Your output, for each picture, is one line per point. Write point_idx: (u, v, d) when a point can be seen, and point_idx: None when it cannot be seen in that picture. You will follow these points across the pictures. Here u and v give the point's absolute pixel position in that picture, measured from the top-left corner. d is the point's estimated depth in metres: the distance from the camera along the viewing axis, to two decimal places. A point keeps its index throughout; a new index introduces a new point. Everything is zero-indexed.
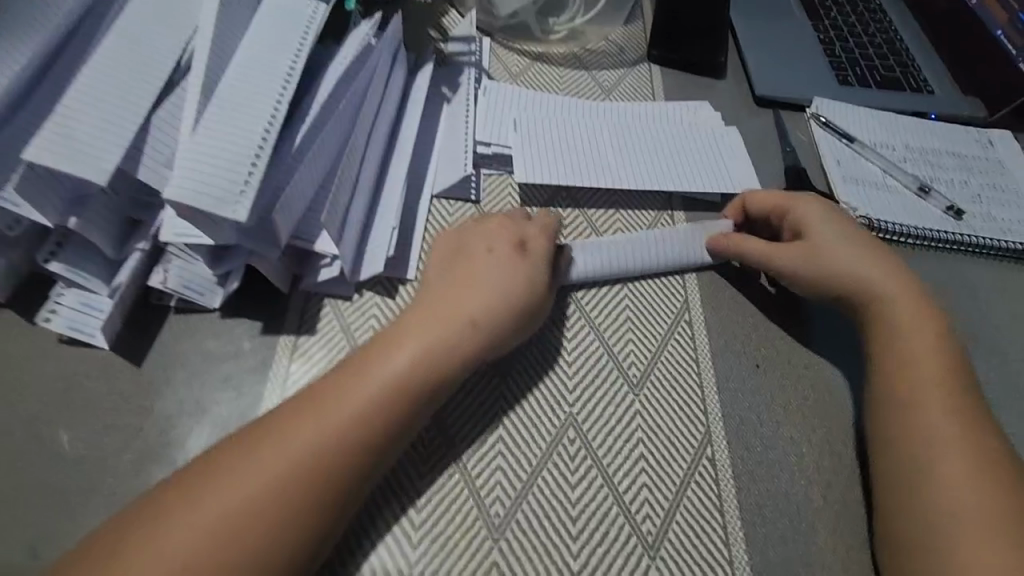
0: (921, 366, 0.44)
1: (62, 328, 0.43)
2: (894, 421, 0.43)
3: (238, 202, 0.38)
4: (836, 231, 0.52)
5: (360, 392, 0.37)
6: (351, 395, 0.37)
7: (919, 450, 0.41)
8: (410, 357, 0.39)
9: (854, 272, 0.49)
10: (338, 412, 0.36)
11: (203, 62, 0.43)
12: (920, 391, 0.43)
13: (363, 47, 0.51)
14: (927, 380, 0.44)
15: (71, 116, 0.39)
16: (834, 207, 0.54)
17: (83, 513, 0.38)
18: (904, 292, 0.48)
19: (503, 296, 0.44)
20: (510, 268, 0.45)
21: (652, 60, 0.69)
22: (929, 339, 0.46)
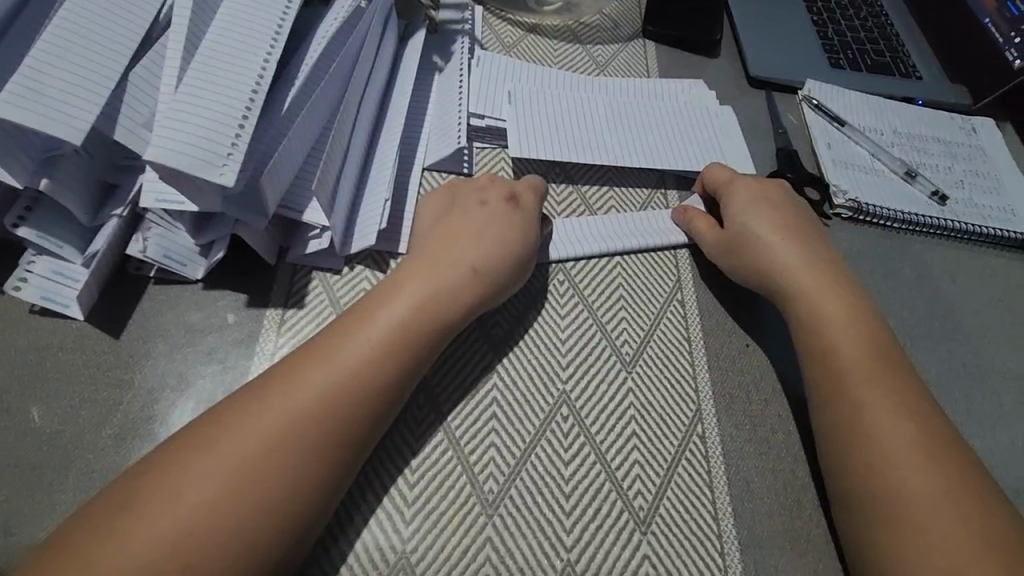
0: (849, 353, 0.43)
1: (33, 298, 0.40)
2: (833, 418, 0.42)
3: (225, 165, 0.36)
4: (771, 214, 0.51)
5: (350, 355, 0.37)
6: (342, 359, 0.36)
7: (862, 444, 0.40)
8: (402, 311, 0.39)
9: (788, 262, 0.48)
10: (329, 376, 0.36)
11: (183, 16, 0.40)
12: (855, 383, 0.42)
13: (353, 8, 0.49)
14: (856, 360, 0.43)
15: (40, 69, 0.36)
16: (771, 191, 0.53)
17: (60, 490, 0.36)
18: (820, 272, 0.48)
19: (495, 256, 0.44)
20: (501, 220, 0.46)
21: (647, 36, 0.68)
22: (844, 318, 0.45)
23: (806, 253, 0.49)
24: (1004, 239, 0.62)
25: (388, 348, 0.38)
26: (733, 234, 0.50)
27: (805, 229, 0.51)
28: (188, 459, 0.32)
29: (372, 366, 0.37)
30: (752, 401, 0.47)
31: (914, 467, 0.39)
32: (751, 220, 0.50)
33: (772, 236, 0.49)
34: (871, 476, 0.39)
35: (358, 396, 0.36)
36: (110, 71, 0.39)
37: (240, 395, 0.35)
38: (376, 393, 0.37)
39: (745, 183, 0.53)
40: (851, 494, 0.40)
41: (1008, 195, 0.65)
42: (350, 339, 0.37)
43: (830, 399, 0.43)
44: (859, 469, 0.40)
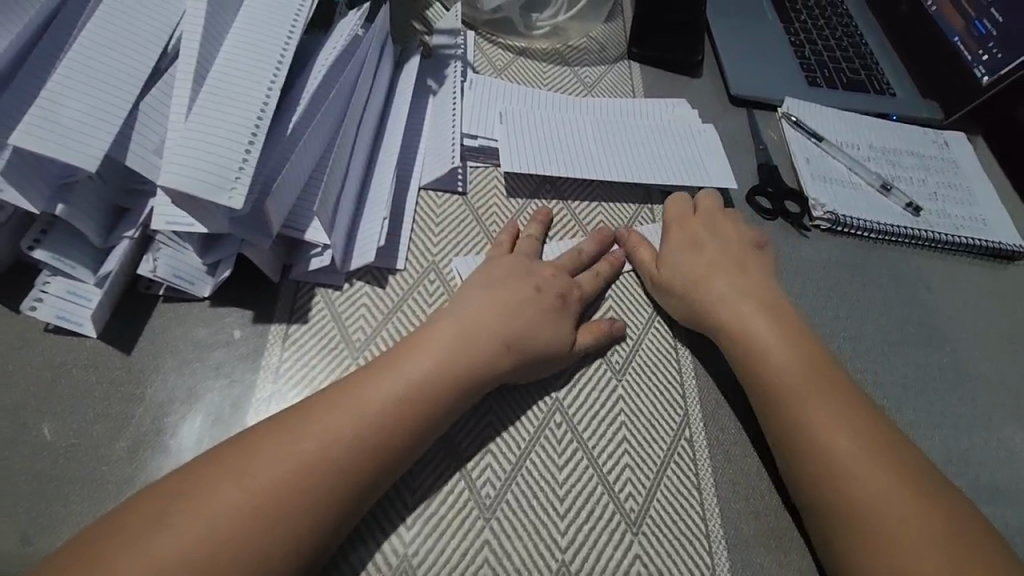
0: (796, 364, 0.46)
1: (49, 317, 0.42)
2: (785, 429, 0.44)
3: (234, 189, 0.38)
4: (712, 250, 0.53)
5: (386, 388, 0.39)
6: (376, 392, 0.38)
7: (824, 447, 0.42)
8: (432, 360, 0.40)
9: (729, 293, 0.50)
10: (365, 405, 0.38)
11: (193, 48, 0.42)
12: (811, 391, 0.44)
13: (351, 37, 0.51)
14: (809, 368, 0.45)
15: (57, 99, 0.39)
16: (715, 225, 0.56)
17: (76, 502, 0.38)
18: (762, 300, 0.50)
19: (522, 308, 0.45)
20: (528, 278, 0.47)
21: (632, 57, 0.71)
22: (787, 337, 0.47)
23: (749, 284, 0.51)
24: (974, 247, 0.65)
25: (427, 385, 0.40)
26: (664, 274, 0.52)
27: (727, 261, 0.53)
28: (219, 477, 0.34)
29: (411, 400, 0.39)
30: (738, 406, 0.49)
31: (876, 467, 0.41)
32: (678, 259, 0.53)
33: (714, 271, 0.51)
34: (834, 474, 0.41)
35: (387, 431, 0.38)
36: (123, 100, 0.41)
37: (275, 418, 0.37)
38: (413, 427, 0.39)
39: (676, 228, 0.55)
40: (811, 502, 0.42)
41: (978, 205, 0.68)
42: (390, 376, 0.39)
43: (772, 413, 0.45)
44: (824, 470, 0.41)
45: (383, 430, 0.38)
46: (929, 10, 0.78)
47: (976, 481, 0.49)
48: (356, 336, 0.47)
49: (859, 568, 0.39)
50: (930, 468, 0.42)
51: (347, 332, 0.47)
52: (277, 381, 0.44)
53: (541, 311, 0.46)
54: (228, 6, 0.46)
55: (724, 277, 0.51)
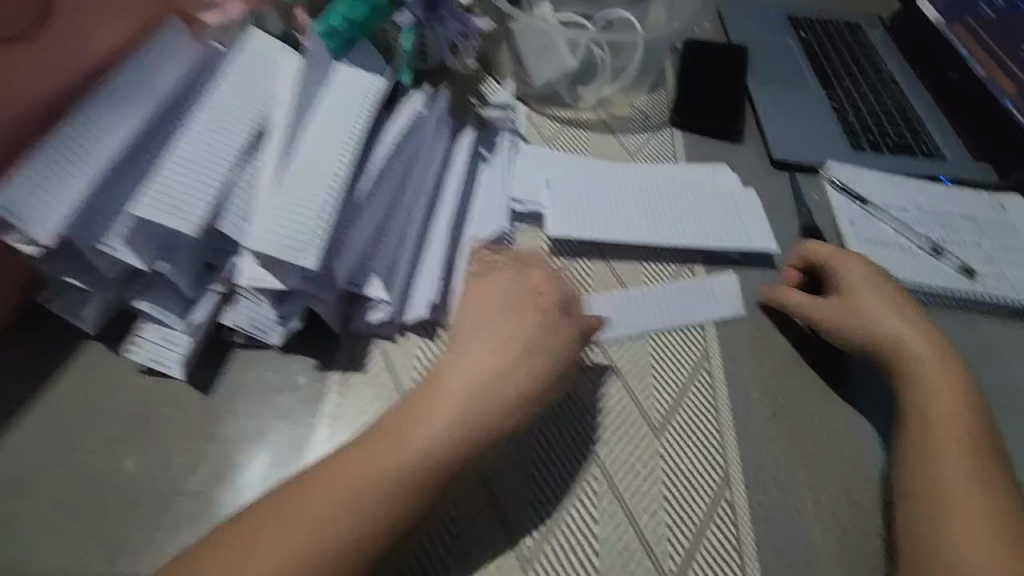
0: (947, 415, 0.47)
1: (144, 360, 0.48)
2: (912, 450, 0.46)
3: (312, 250, 0.44)
4: (882, 299, 0.54)
5: (416, 437, 0.40)
6: (408, 437, 0.40)
7: (937, 471, 0.44)
8: (475, 395, 0.42)
9: (889, 342, 0.51)
10: (399, 451, 0.40)
11: (279, 131, 0.49)
12: (940, 438, 0.46)
13: (414, 115, 0.58)
14: (947, 421, 0.47)
15: (170, 175, 0.46)
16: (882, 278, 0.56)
17: (155, 528, 0.42)
18: (924, 351, 0.50)
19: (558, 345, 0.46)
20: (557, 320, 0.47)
21: (674, 125, 0.75)
22: (943, 390, 0.48)
23: (915, 330, 0.52)
24: None
25: (454, 432, 0.41)
26: (847, 304, 0.54)
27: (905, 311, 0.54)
28: (282, 507, 0.38)
29: (434, 443, 0.40)
30: (803, 470, 0.49)
31: (980, 508, 0.42)
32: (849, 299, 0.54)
33: (882, 318, 0.53)
34: (938, 500, 0.43)
35: (429, 468, 0.40)
36: (220, 176, 0.48)
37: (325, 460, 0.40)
38: (438, 469, 0.40)
39: (853, 265, 0.56)
40: (905, 524, 0.44)
41: None
42: (418, 424, 0.41)
43: (905, 435, 0.47)
44: (931, 494, 0.44)
45: (413, 472, 0.39)
46: (978, 75, 0.79)
47: None
48: (408, 384, 0.50)
49: None
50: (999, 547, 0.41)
51: (400, 380, 0.51)
52: (335, 424, 0.48)
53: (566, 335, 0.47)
54: (312, 92, 0.53)
55: (886, 326, 0.52)
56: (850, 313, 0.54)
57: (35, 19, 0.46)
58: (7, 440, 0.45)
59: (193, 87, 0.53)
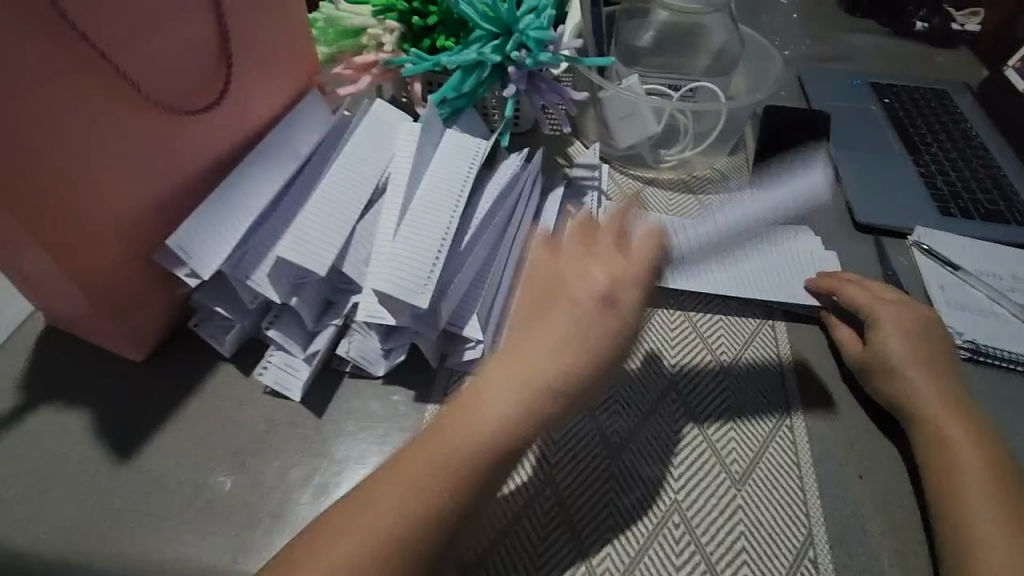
0: (969, 459, 0.47)
1: (269, 381, 0.54)
2: (945, 501, 0.46)
3: (423, 291, 0.50)
4: (910, 344, 0.55)
5: (459, 435, 0.41)
6: (455, 439, 0.41)
7: (973, 523, 0.44)
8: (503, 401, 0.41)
9: (920, 393, 0.52)
10: (437, 454, 0.40)
11: (400, 187, 0.57)
12: (972, 485, 0.46)
13: (514, 173, 0.63)
14: (969, 465, 0.47)
15: (312, 221, 0.54)
16: (913, 321, 0.57)
17: (272, 533, 0.47)
18: (936, 397, 0.51)
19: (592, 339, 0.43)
20: (592, 320, 0.44)
21: (754, 186, 0.78)
22: (964, 434, 0.49)
23: (940, 381, 0.53)
24: None
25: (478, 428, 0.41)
26: (871, 355, 0.55)
27: (935, 358, 0.55)
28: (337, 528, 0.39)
29: (483, 438, 0.40)
30: (891, 535, 0.48)
31: (1015, 549, 0.43)
32: (882, 341, 0.55)
33: (909, 366, 0.53)
34: (979, 553, 0.43)
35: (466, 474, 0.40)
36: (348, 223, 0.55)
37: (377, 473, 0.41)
38: (485, 464, 0.40)
39: (886, 309, 0.58)
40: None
41: None
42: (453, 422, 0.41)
43: (934, 485, 0.47)
44: (974, 549, 0.43)
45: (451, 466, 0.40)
46: None
47: None
48: None
49: None
50: None
51: None
52: None
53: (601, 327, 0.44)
54: (426, 153, 0.60)
55: (913, 375, 0.53)
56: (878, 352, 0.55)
57: (221, 84, 0.54)
58: (156, 443, 0.52)
59: (328, 147, 0.61)
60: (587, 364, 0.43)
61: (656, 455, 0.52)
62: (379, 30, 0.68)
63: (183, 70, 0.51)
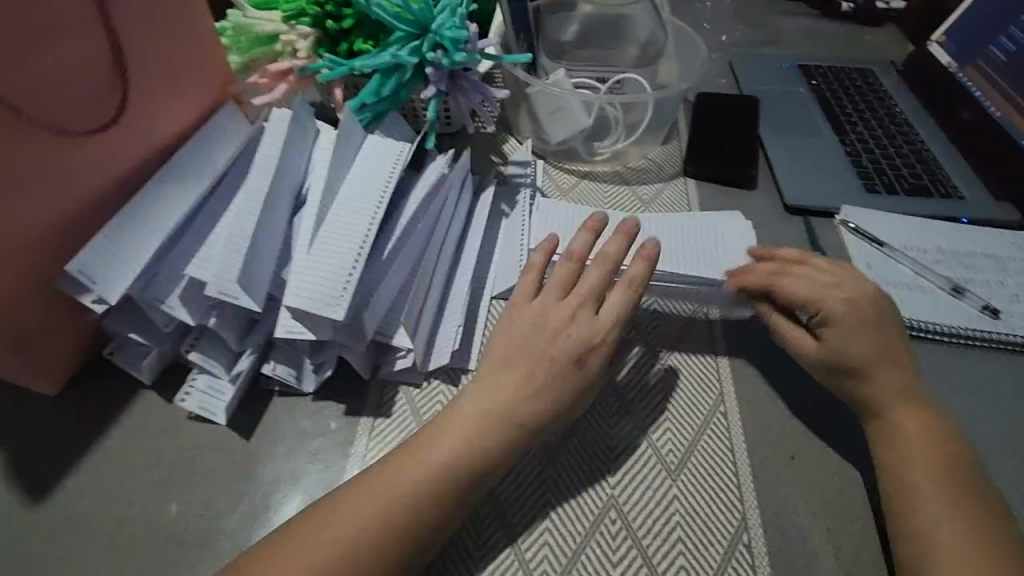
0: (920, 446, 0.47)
1: (192, 406, 0.52)
2: (896, 492, 0.46)
3: (338, 304, 0.48)
4: (870, 341, 0.52)
5: (422, 471, 0.44)
6: (401, 480, 0.43)
7: (916, 508, 0.45)
8: (453, 445, 0.45)
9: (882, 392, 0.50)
10: (416, 469, 0.44)
11: (319, 198, 0.55)
12: (919, 471, 0.46)
13: (439, 176, 0.62)
14: (918, 453, 0.47)
15: (231, 242, 0.50)
16: (874, 312, 0.53)
17: (196, 564, 0.45)
18: (894, 391, 0.50)
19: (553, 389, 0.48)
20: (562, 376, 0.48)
21: (687, 174, 0.78)
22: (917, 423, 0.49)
23: (898, 371, 0.51)
24: None
25: (476, 440, 0.45)
26: (830, 348, 0.52)
27: (887, 347, 0.52)
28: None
29: (453, 450, 0.45)
30: (823, 513, 0.49)
31: (957, 529, 0.43)
32: (846, 341, 0.52)
33: (873, 367, 0.51)
34: (926, 540, 0.43)
35: (420, 514, 0.43)
36: (275, 243, 0.53)
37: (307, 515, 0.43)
38: (438, 502, 0.43)
39: (845, 309, 0.53)
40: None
41: None
42: (450, 432, 0.46)
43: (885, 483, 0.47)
44: (919, 537, 0.44)
45: (465, 473, 0.45)
46: (993, 115, 0.80)
47: None
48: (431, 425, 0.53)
49: None
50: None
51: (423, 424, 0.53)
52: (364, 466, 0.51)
53: (557, 379, 0.48)
54: (347, 162, 0.59)
55: (877, 374, 0.51)
56: (838, 357, 0.52)
57: (119, 103, 0.52)
58: (74, 479, 0.50)
59: (244, 159, 0.59)
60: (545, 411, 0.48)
61: (590, 451, 0.52)
62: (292, 36, 0.67)
63: (78, 91, 0.48)
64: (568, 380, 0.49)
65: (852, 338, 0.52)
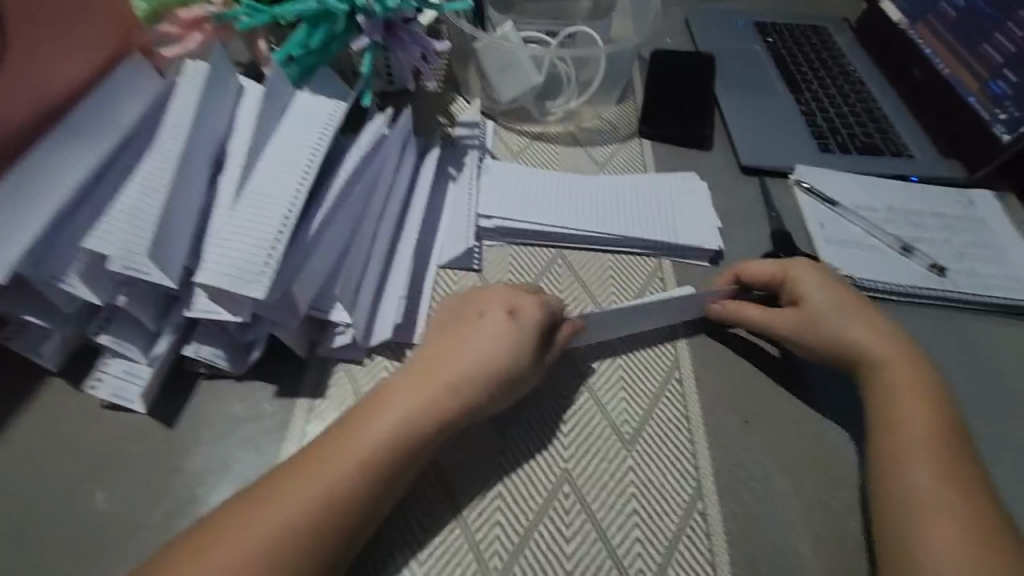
0: (905, 386, 0.48)
1: (106, 395, 0.48)
2: (876, 423, 0.47)
3: (258, 281, 0.43)
4: (831, 295, 0.53)
5: (361, 443, 0.41)
6: (339, 455, 0.40)
7: (897, 436, 0.46)
8: (400, 413, 0.42)
9: (861, 342, 0.50)
10: (360, 444, 0.41)
11: (240, 160, 0.50)
12: (902, 406, 0.47)
13: (377, 136, 0.57)
14: (897, 390, 0.48)
15: (138, 213, 0.45)
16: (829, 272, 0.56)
17: (114, 566, 0.41)
18: (879, 339, 0.50)
19: (500, 354, 0.46)
20: (499, 336, 0.47)
21: (642, 135, 0.75)
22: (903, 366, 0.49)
23: (878, 326, 0.51)
24: (1010, 307, 0.62)
25: (422, 410, 0.43)
26: (801, 311, 0.53)
27: (847, 299, 0.53)
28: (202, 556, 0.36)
29: (396, 428, 0.42)
30: (778, 477, 0.49)
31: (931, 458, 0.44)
32: (808, 293, 0.53)
33: (843, 317, 0.52)
34: (901, 466, 0.44)
35: (355, 493, 0.39)
36: (191, 212, 0.47)
37: (243, 496, 0.39)
38: (379, 478, 0.41)
39: (800, 268, 0.55)
40: (886, 571, 0.41)
41: (1012, 263, 0.66)
42: (394, 401, 0.43)
43: (875, 442, 0.47)
44: (894, 463, 0.44)
45: (411, 444, 0.42)
46: (942, 72, 0.79)
47: None
48: None
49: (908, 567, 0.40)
50: (967, 519, 0.41)
51: None
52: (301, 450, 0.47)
53: (495, 342, 0.47)
54: (273, 121, 0.54)
55: (847, 326, 0.51)
56: (805, 317, 0.53)
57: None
58: None
59: (154, 117, 0.52)
60: (487, 374, 0.45)
61: (542, 425, 0.50)
62: None
63: None
64: (512, 342, 0.47)
65: (810, 298, 0.53)
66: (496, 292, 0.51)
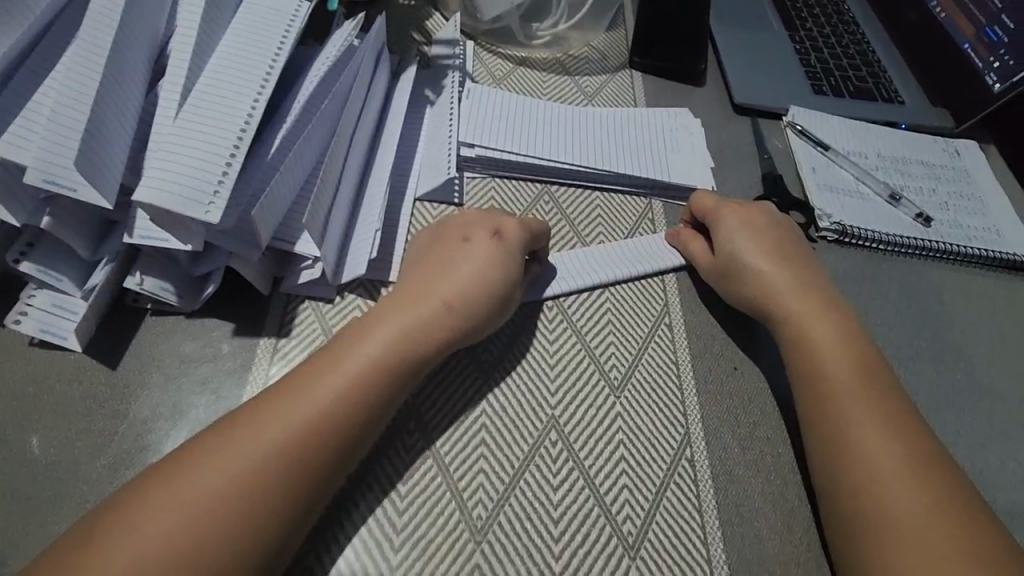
0: (828, 334, 0.46)
1: (33, 331, 0.41)
2: (803, 370, 0.46)
3: (211, 203, 0.38)
4: (750, 242, 0.52)
5: (337, 378, 0.37)
6: (313, 392, 0.37)
7: (828, 384, 0.44)
8: (384, 341, 0.39)
9: (789, 290, 0.49)
10: (339, 375, 0.37)
11: (184, 63, 0.43)
12: (823, 352, 0.46)
13: (345, 46, 0.51)
14: (826, 335, 0.46)
15: (58, 117, 0.38)
16: (764, 218, 0.54)
17: (53, 522, 0.37)
18: (796, 286, 0.49)
19: (492, 280, 0.44)
20: (487, 261, 0.45)
21: (633, 66, 0.70)
22: (820, 320, 0.47)
23: (799, 278, 0.50)
24: (987, 259, 0.63)
25: (403, 344, 0.40)
26: (726, 258, 0.52)
27: (788, 249, 0.52)
28: (148, 507, 0.32)
29: (380, 355, 0.39)
30: (766, 423, 0.48)
31: (864, 399, 0.43)
32: (732, 244, 0.52)
33: (766, 264, 0.50)
34: (837, 410, 0.43)
35: (336, 430, 0.36)
36: (127, 121, 0.40)
37: (203, 438, 0.35)
38: (362, 413, 0.37)
39: (726, 209, 0.54)
40: (835, 516, 0.40)
41: (992, 215, 0.66)
42: (375, 329, 0.40)
43: (804, 388, 0.45)
44: (829, 410, 0.43)
45: (393, 381, 0.39)
46: (938, 16, 0.76)
47: (997, 507, 0.47)
48: None
49: (847, 514, 0.40)
50: (948, 463, 0.41)
51: None
52: None
53: (486, 268, 0.44)
54: (222, 21, 0.46)
55: (777, 275, 0.50)
56: (737, 261, 0.51)
57: None
58: None
59: (75, 4, 0.44)
60: (480, 302, 0.43)
61: (527, 368, 0.47)
62: None
63: None
64: (503, 267, 0.45)
65: (738, 240, 0.52)
66: (479, 219, 0.48)
